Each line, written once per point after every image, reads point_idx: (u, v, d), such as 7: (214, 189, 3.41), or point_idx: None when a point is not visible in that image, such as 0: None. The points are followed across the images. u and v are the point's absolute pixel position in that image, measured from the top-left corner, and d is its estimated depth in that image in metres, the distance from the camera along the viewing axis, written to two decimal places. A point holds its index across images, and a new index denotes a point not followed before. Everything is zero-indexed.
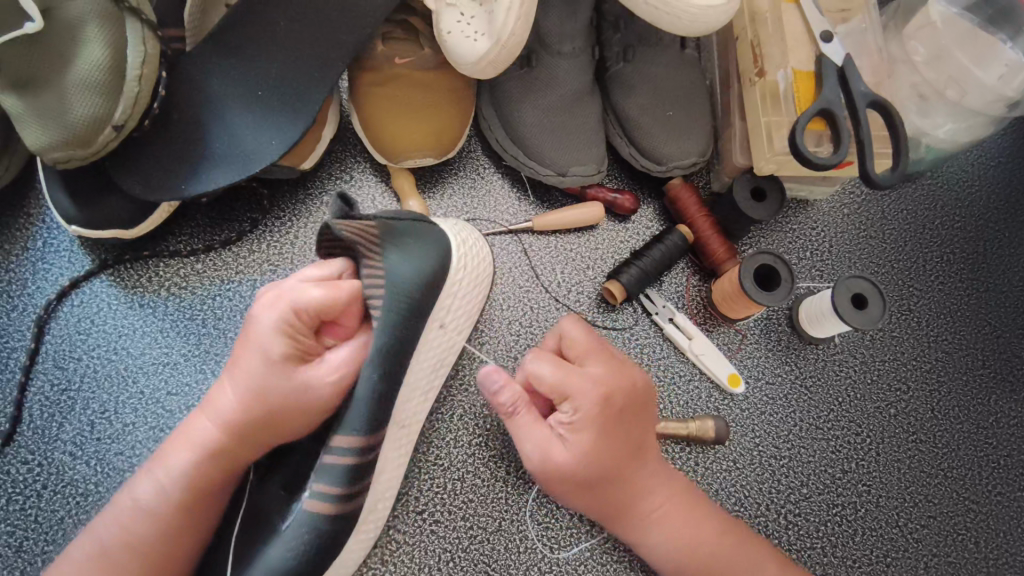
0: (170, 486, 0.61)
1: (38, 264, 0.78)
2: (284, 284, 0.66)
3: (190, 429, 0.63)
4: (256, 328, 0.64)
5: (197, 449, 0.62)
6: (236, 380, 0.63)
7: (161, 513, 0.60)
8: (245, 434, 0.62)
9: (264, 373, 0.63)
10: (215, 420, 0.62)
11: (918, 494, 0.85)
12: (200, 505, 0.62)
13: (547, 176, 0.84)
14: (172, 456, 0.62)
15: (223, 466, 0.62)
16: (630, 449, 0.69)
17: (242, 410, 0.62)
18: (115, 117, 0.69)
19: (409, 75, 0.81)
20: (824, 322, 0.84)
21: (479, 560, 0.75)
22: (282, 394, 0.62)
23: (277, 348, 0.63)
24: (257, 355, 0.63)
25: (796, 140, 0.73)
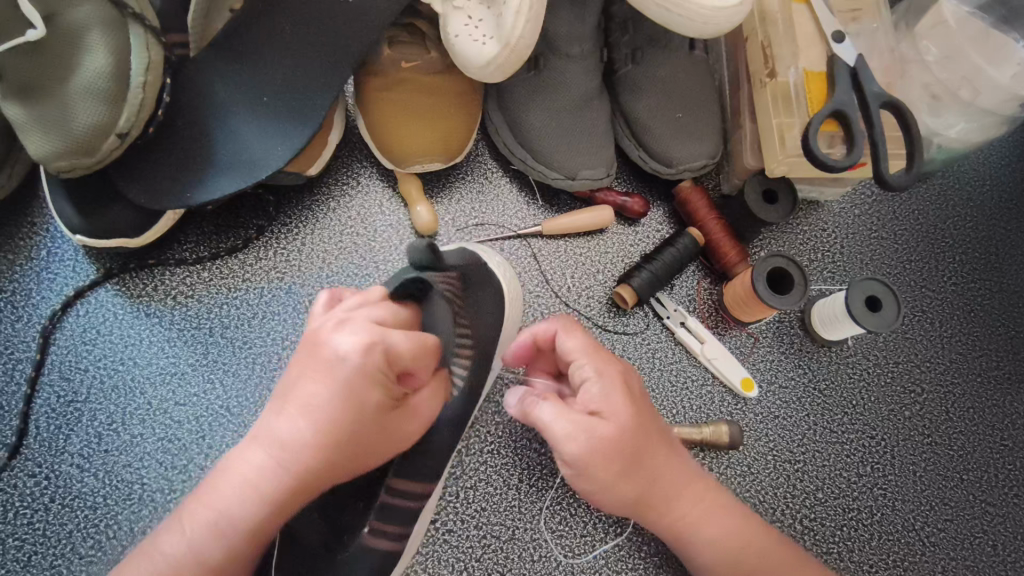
0: (221, 538, 0.53)
1: (43, 274, 0.77)
2: (355, 317, 0.56)
3: (241, 470, 0.54)
4: (347, 367, 0.53)
5: (255, 500, 0.53)
6: (302, 426, 0.53)
7: (224, 564, 0.53)
8: (311, 485, 0.54)
9: (337, 422, 0.53)
10: (294, 467, 0.53)
11: (934, 498, 0.84)
12: (246, 560, 0.54)
13: (555, 180, 0.83)
14: (218, 504, 0.53)
15: (280, 519, 0.54)
16: (654, 439, 0.65)
17: (313, 461, 0.53)
18: (119, 125, 0.67)
19: (417, 79, 0.80)
20: (837, 324, 0.83)
21: (493, 569, 0.74)
22: (369, 444, 0.56)
23: (368, 395, 0.54)
24: (327, 399, 0.53)
25: (809, 141, 0.72)
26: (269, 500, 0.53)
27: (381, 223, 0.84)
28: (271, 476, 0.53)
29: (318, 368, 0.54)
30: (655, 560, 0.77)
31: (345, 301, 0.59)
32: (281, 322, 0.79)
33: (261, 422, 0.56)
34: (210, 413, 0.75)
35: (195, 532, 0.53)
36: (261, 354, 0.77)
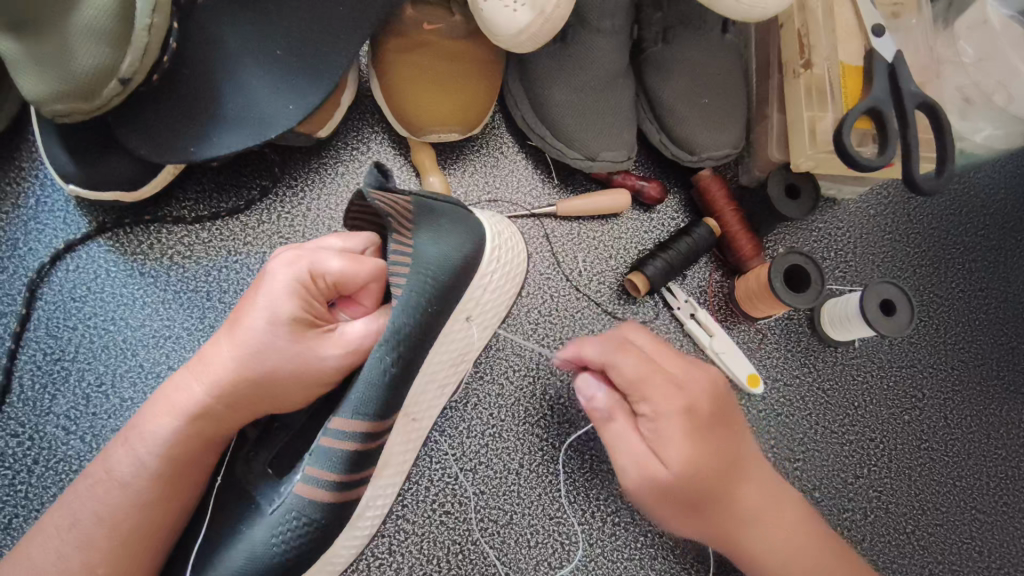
0: (150, 449, 0.57)
1: (30, 224, 0.72)
2: (303, 249, 0.65)
3: (175, 389, 0.59)
4: (274, 283, 0.61)
5: (182, 412, 0.58)
6: (232, 343, 0.59)
7: (146, 491, 0.56)
8: (235, 398, 0.58)
9: (264, 337, 0.59)
10: (214, 380, 0.58)
11: (927, 502, 0.84)
12: (177, 475, 0.58)
13: (574, 159, 0.80)
14: (153, 419, 0.58)
15: (209, 431, 0.58)
16: (728, 493, 0.64)
17: (236, 373, 0.58)
18: (122, 70, 0.62)
19: (436, 43, 0.76)
20: (847, 325, 0.82)
21: (489, 553, 0.73)
22: (287, 364, 0.59)
23: (285, 307, 0.60)
24: (262, 315, 0.60)
25: (842, 137, 0.70)
26: (195, 412, 0.58)
27: None
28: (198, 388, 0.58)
29: (258, 292, 0.62)
30: (651, 552, 0.76)
31: (307, 243, 0.67)
32: None
33: (203, 349, 0.61)
34: None
35: (122, 458, 0.57)
36: None
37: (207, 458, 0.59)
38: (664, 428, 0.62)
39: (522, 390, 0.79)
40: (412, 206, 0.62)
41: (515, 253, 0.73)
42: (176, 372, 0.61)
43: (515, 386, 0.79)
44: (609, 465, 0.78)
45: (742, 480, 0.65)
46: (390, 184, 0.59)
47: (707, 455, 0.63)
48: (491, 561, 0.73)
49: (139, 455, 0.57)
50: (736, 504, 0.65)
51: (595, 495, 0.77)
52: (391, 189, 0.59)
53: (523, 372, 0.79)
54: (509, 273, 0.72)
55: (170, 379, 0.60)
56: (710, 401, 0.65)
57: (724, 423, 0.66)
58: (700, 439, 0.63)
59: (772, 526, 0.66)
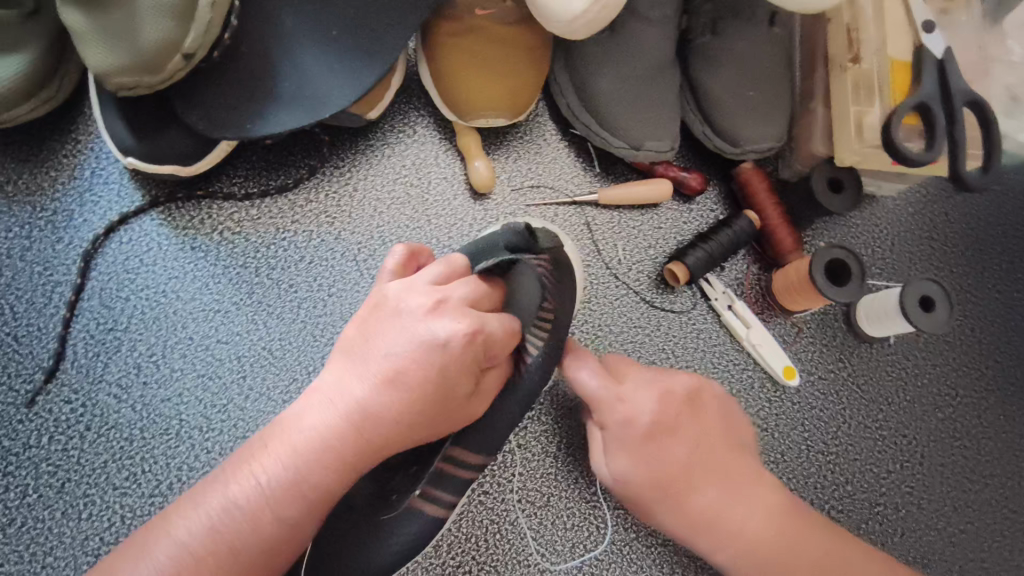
0: (285, 487, 0.52)
1: (85, 195, 0.73)
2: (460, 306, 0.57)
3: (318, 447, 0.52)
4: (444, 350, 0.55)
5: (336, 476, 0.53)
6: (385, 388, 0.54)
7: (278, 540, 0.52)
8: (384, 446, 0.54)
9: (423, 388, 0.54)
10: (375, 443, 0.53)
11: (957, 500, 0.85)
12: (301, 516, 0.52)
13: (618, 148, 0.81)
14: (289, 473, 0.52)
15: (343, 481, 0.53)
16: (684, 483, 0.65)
17: (395, 424, 0.54)
18: (186, 46, 0.63)
19: (488, 28, 0.77)
20: (884, 321, 0.82)
21: (526, 534, 0.74)
22: (442, 428, 0.57)
23: (454, 377, 0.56)
24: (427, 383, 0.54)
25: (891, 130, 0.71)
26: (341, 457, 0.53)
27: (435, 174, 0.82)
28: (346, 431, 0.53)
29: (415, 338, 0.55)
30: None
31: (445, 291, 0.59)
32: (329, 267, 0.77)
33: (332, 398, 0.54)
34: (252, 354, 0.73)
35: (246, 505, 0.51)
36: (307, 299, 0.75)
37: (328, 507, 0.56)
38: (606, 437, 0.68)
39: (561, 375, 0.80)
40: (551, 265, 0.69)
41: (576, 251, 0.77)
42: (305, 421, 0.54)
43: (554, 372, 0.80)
44: None
45: (699, 484, 0.65)
46: (534, 247, 0.65)
47: (650, 462, 0.66)
48: (527, 543, 0.74)
49: (275, 507, 0.51)
50: (691, 506, 0.65)
51: None
52: (535, 250, 0.66)
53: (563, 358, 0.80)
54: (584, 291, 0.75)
55: (301, 416, 0.54)
56: (657, 418, 0.67)
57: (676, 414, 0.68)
58: (642, 449, 0.66)
59: (725, 527, 0.65)
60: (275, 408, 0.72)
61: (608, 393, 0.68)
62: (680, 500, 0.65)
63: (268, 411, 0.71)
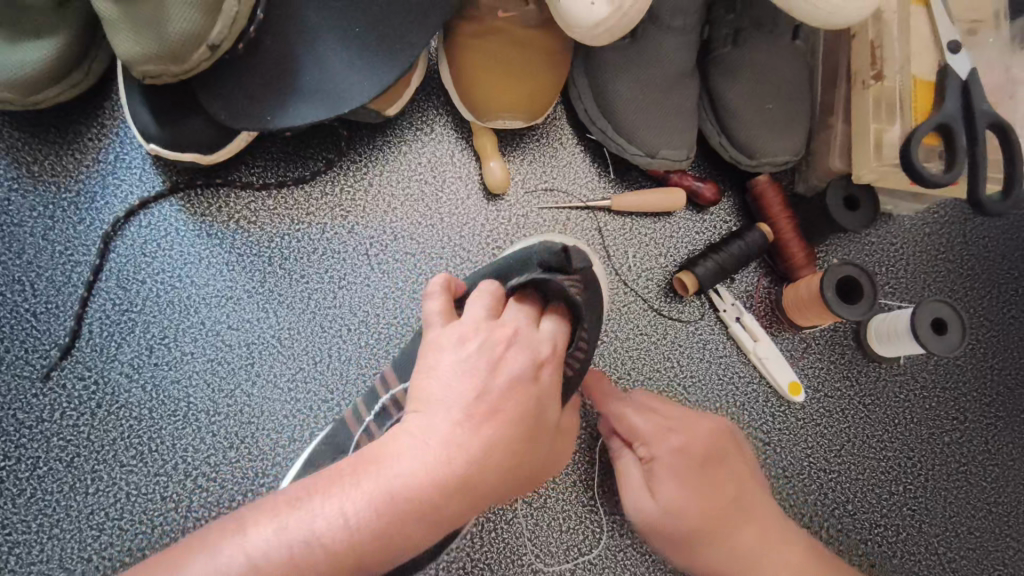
0: (388, 517, 0.47)
1: (107, 178, 0.75)
2: (519, 333, 0.60)
3: (425, 471, 0.49)
4: (528, 377, 0.57)
5: (448, 506, 0.50)
6: (478, 424, 0.53)
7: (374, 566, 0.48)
8: (494, 480, 0.52)
9: (516, 421, 0.54)
10: (483, 471, 0.51)
11: (960, 525, 0.84)
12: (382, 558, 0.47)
13: (632, 155, 0.81)
14: (391, 496, 0.48)
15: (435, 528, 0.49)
16: (725, 537, 0.66)
17: (494, 469, 0.52)
18: (212, 37, 0.65)
19: (509, 31, 0.77)
20: (895, 341, 0.81)
21: (520, 534, 0.75)
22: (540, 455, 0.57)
23: (545, 399, 0.58)
24: (524, 404, 0.56)
25: (909, 152, 0.70)
26: (452, 489, 0.50)
27: (450, 173, 0.82)
28: (450, 470, 0.50)
29: (499, 368, 0.56)
30: None
31: (497, 323, 0.60)
32: (341, 260, 0.78)
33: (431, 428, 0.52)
34: (262, 341, 0.74)
35: (343, 527, 0.47)
36: (317, 291, 0.76)
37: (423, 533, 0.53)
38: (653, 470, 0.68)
39: None
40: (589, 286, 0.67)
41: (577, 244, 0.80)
42: (408, 447, 0.51)
43: None
44: None
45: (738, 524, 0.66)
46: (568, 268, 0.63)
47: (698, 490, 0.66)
48: (522, 543, 0.75)
49: (382, 533, 0.47)
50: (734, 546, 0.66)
51: None
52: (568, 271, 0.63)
53: None
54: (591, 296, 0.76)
55: (394, 449, 0.51)
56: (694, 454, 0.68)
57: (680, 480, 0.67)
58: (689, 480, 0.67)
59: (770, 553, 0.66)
60: (281, 396, 0.73)
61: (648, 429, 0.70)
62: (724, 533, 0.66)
63: (275, 398, 0.73)
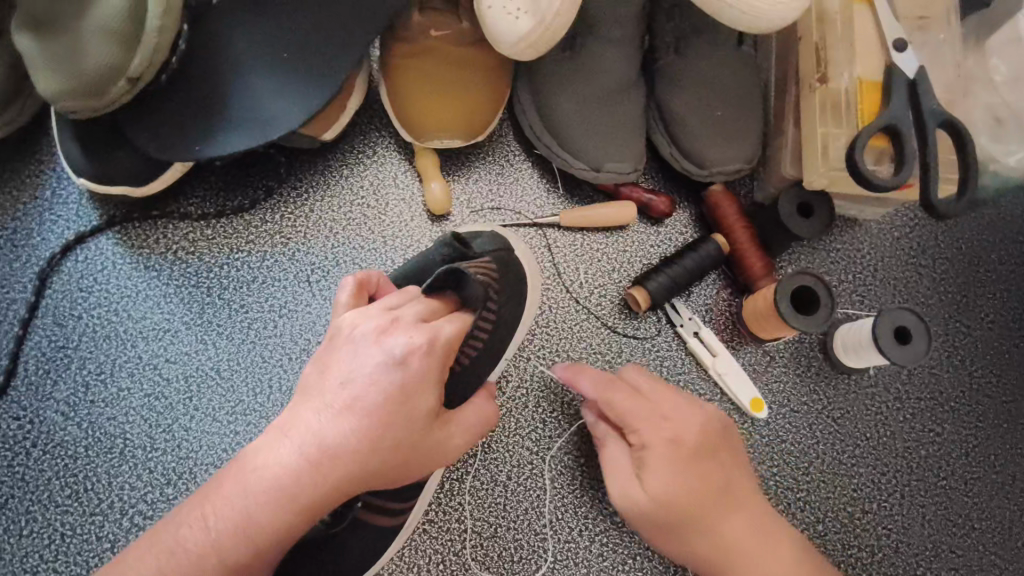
0: (241, 525, 0.51)
1: (45, 214, 0.75)
2: (402, 321, 0.56)
3: (280, 475, 0.52)
4: (397, 373, 0.54)
5: (300, 507, 0.52)
6: (343, 422, 0.53)
7: (243, 572, 0.52)
8: (347, 477, 0.53)
9: (381, 415, 0.53)
10: (334, 472, 0.52)
11: (940, 544, 0.80)
12: (253, 558, 0.52)
13: (578, 169, 0.79)
14: (250, 505, 0.51)
15: (300, 524, 0.53)
16: (695, 531, 0.65)
17: (352, 466, 0.53)
18: (132, 69, 0.64)
19: (443, 48, 0.76)
20: (860, 352, 0.78)
21: (470, 565, 0.72)
22: (416, 453, 0.56)
23: (420, 396, 0.55)
24: (391, 398, 0.54)
25: (855, 156, 0.67)
26: (301, 494, 0.52)
27: (394, 196, 0.81)
28: (300, 480, 0.52)
29: (370, 366, 0.54)
30: None
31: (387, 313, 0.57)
32: (281, 289, 0.76)
33: (291, 430, 0.54)
34: (200, 373, 0.73)
35: (203, 539, 0.51)
36: (257, 320, 0.75)
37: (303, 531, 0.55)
38: (648, 458, 0.66)
39: (515, 402, 0.77)
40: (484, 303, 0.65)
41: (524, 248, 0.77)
42: (268, 452, 0.53)
43: (508, 398, 0.78)
44: (599, 484, 0.76)
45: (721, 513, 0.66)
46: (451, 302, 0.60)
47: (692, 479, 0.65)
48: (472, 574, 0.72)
49: (240, 539, 0.51)
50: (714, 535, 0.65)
51: (583, 513, 0.74)
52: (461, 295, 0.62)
53: (515, 384, 0.78)
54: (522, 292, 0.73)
55: (259, 456, 0.53)
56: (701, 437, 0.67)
57: (688, 479, 0.65)
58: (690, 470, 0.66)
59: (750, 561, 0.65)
60: (220, 429, 0.72)
61: (625, 406, 0.68)
62: (710, 521, 0.65)
63: (214, 431, 0.71)
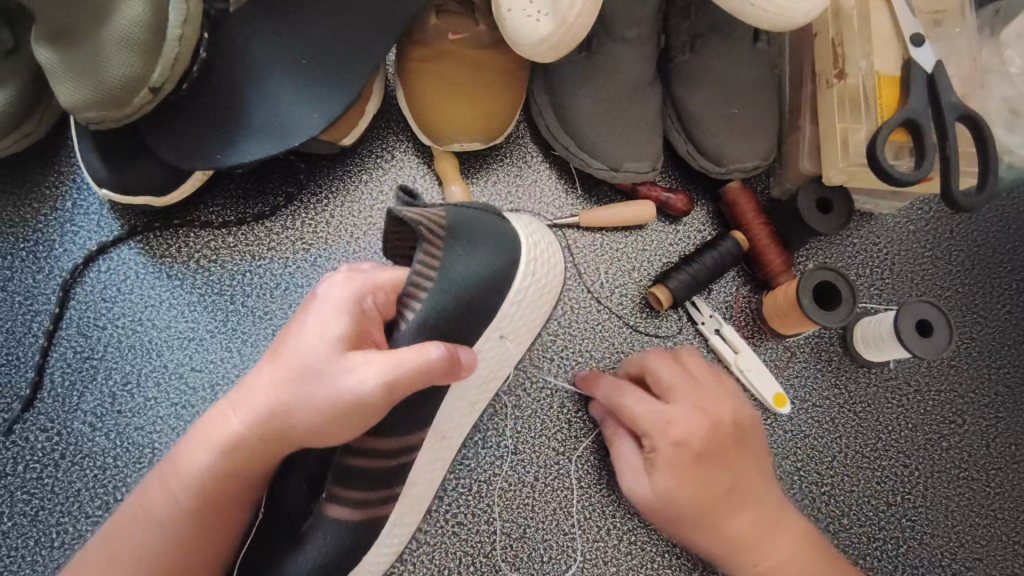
0: (179, 467, 0.57)
1: (66, 225, 0.75)
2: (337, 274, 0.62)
3: (215, 421, 0.57)
4: (313, 312, 0.59)
5: (219, 445, 0.56)
6: (275, 377, 0.56)
7: (177, 516, 0.56)
8: (261, 414, 0.56)
9: (294, 353, 0.57)
10: (248, 407, 0.56)
11: (964, 535, 0.80)
12: (197, 507, 0.56)
13: (597, 169, 0.79)
14: (190, 452, 0.57)
15: (225, 468, 0.56)
16: (712, 523, 0.67)
17: (265, 401, 0.56)
18: (153, 79, 0.64)
19: (460, 51, 0.76)
20: (881, 346, 0.78)
21: (500, 567, 0.73)
22: (324, 392, 0.55)
23: (330, 329, 0.57)
24: (309, 336, 0.57)
25: (875, 152, 0.68)
26: (222, 433, 0.56)
27: None
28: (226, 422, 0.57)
29: (297, 315, 0.60)
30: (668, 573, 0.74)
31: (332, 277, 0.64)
32: (305, 295, 0.76)
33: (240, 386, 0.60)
34: (226, 381, 0.73)
35: (156, 485, 0.57)
36: (281, 326, 0.75)
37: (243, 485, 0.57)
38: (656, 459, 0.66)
39: (540, 403, 0.78)
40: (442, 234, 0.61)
41: (555, 255, 0.73)
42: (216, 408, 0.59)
43: (533, 399, 0.78)
44: None
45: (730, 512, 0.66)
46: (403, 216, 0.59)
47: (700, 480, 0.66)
48: None
49: (178, 483, 0.56)
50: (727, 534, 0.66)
51: (611, 512, 0.75)
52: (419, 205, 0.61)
53: (540, 384, 0.78)
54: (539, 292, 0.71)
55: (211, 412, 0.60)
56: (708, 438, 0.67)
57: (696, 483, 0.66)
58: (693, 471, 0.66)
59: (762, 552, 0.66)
60: None
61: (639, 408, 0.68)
62: (720, 516, 0.66)
63: None
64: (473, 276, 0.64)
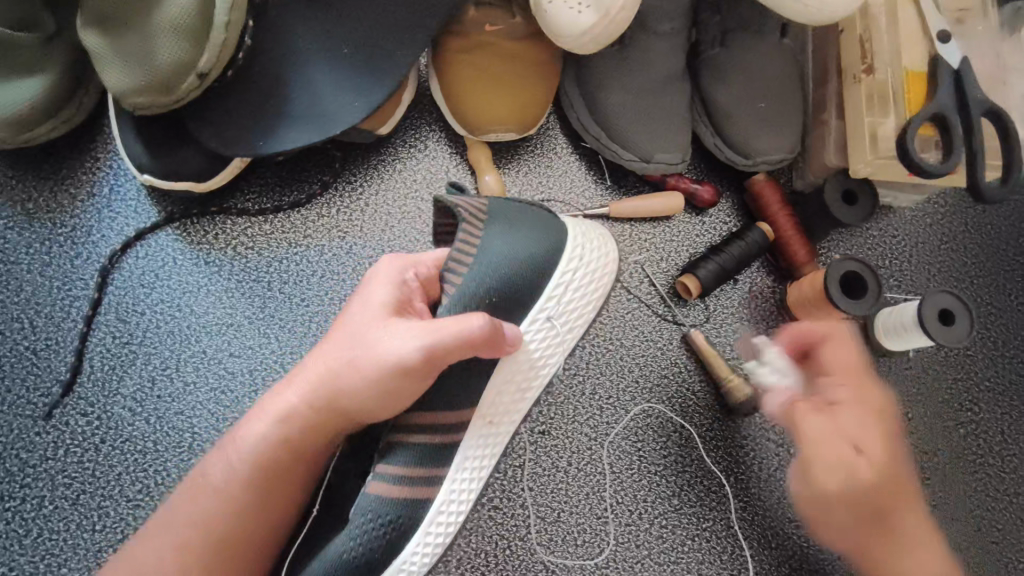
0: (235, 439, 0.60)
1: (103, 211, 0.75)
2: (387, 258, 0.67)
3: (272, 395, 0.61)
4: (363, 289, 0.63)
5: (276, 415, 0.59)
6: (330, 349, 0.60)
7: (232, 487, 0.58)
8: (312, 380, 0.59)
9: (343, 324, 0.61)
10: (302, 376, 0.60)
11: (981, 518, 0.82)
12: (252, 480, 0.58)
13: (628, 161, 0.81)
14: (247, 425, 0.60)
15: (277, 435, 0.59)
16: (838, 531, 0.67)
17: (317, 370, 0.59)
18: (200, 64, 0.64)
19: (497, 44, 0.78)
20: (902, 335, 0.81)
21: (535, 550, 0.74)
22: (368, 355, 0.58)
23: (379, 299, 0.61)
24: (359, 308, 0.61)
25: (906, 143, 0.69)
26: (276, 404, 0.60)
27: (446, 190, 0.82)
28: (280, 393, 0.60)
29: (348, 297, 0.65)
30: (699, 556, 0.75)
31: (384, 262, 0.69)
32: (341, 282, 0.77)
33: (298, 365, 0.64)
34: (264, 367, 0.73)
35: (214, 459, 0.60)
36: (318, 313, 0.76)
37: (295, 457, 0.59)
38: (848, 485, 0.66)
39: (572, 390, 0.79)
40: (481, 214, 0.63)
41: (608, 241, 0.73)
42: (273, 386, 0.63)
43: (564, 385, 0.79)
44: (656, 468, 0.77)
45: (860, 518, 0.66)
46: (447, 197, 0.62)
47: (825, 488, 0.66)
48: (537, 559, 0.74)
49: (232, 455, 0.59)
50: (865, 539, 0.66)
51: (642, 497, 0.76)
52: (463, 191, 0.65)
53: (572, 370, 0.80)
54: (592, 282, 0.70)
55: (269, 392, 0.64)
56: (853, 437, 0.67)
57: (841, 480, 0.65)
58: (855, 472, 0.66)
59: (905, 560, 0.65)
60: None
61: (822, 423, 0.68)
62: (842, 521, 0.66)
63: None
64: (509, 254, 0.64)
